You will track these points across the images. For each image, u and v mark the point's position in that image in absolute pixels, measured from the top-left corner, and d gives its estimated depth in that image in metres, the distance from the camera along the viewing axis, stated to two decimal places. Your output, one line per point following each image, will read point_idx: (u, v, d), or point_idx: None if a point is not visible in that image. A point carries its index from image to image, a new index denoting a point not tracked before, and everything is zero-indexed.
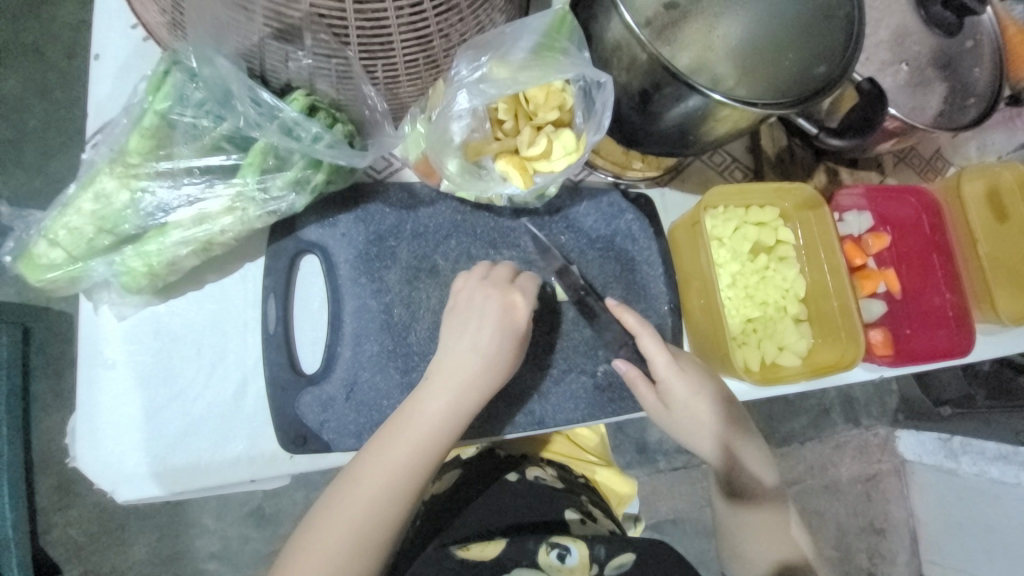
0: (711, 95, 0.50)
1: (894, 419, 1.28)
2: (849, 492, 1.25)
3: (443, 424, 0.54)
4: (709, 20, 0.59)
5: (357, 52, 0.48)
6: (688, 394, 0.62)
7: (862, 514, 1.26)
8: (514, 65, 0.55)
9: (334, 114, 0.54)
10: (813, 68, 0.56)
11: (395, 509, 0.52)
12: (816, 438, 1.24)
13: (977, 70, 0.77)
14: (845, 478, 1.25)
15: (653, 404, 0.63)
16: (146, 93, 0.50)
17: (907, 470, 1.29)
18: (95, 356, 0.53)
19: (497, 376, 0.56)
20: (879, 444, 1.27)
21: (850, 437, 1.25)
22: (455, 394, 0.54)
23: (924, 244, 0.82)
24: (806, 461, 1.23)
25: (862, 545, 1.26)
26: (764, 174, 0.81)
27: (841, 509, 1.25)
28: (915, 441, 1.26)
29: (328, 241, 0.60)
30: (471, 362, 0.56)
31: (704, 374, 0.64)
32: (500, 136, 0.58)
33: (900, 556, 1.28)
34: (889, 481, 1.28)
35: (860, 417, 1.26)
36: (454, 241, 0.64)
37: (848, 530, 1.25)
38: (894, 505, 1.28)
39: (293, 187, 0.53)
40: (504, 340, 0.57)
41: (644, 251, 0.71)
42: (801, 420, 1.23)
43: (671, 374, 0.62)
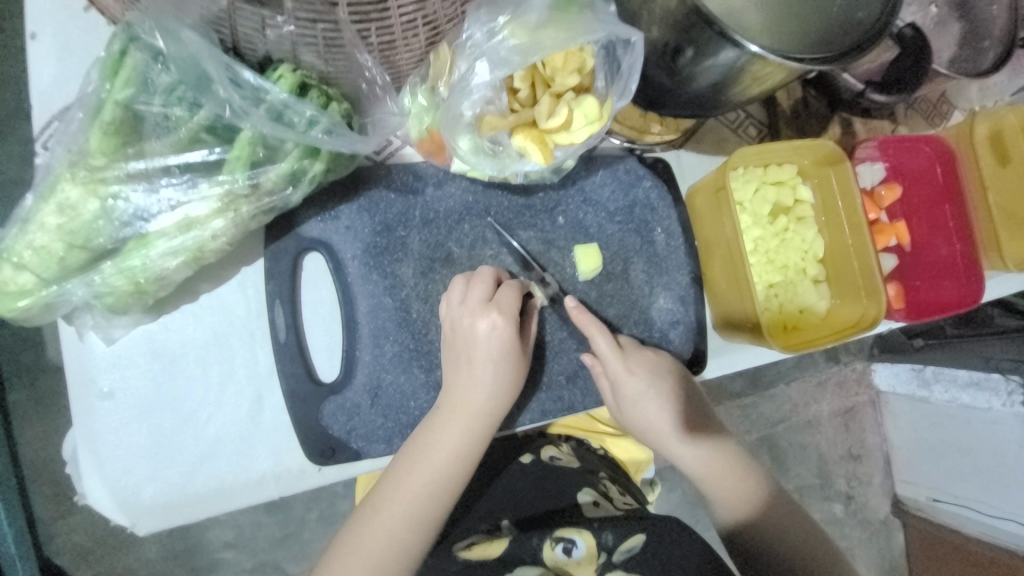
0: (749, 48, 0.44)
1: (870, 353, 1.31)
2: (829, 424, 1.31)
3: (476, 422, 0.52)
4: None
5: (347, 14, 0.41)
6: (638, 390, 0.61)
7: (842, 444, 1.33)
8: (532, 26, 0.49)
9: (327, 91, 0.47)
10: (855, 13, 0.52)
11: (435, 510, 0.51)
12: (801, 377, 1.28)
13: (994, 8, 0.74)
14: (827, 413, 1.31)
15: (610, 399, 0.63)
16: (101, 80, 0.42)
17: (881, 400, 1.34)
18: (88, 387, 0.48)
19: (509, 390, 0.53)
20: (856, 378, 1.32)
21: (830, 374, 1.30)
22: (469, 413, 0.52)
23: (936, 194, 0.81)
24: (791, 401, 1.28)
25: (841, 471, 1.34)
26: (780, 131, 0.77)
27: (824, 441, 1.32)
28: (889, 373, 1.29)
29: (333, 236, 0.54)
30: (497, 358, 0.53)
31: (654, 367, 0.62)
32: (516, 109, 0.52)
33: (875, 478, 1.37)
34: (865, 411, 1.34)
35: (840, 355, 1.30)
36: (467, 225, 0.59)
37: (829, 459, 1.33)
38: (870, 433, 1.35)
39: (290, 180, 0.47)
40: (512, 355, 0.54)
41: (664, 220, 0.68)
42: (788, 360, 1.27)
43: (623, 373, 0.60)
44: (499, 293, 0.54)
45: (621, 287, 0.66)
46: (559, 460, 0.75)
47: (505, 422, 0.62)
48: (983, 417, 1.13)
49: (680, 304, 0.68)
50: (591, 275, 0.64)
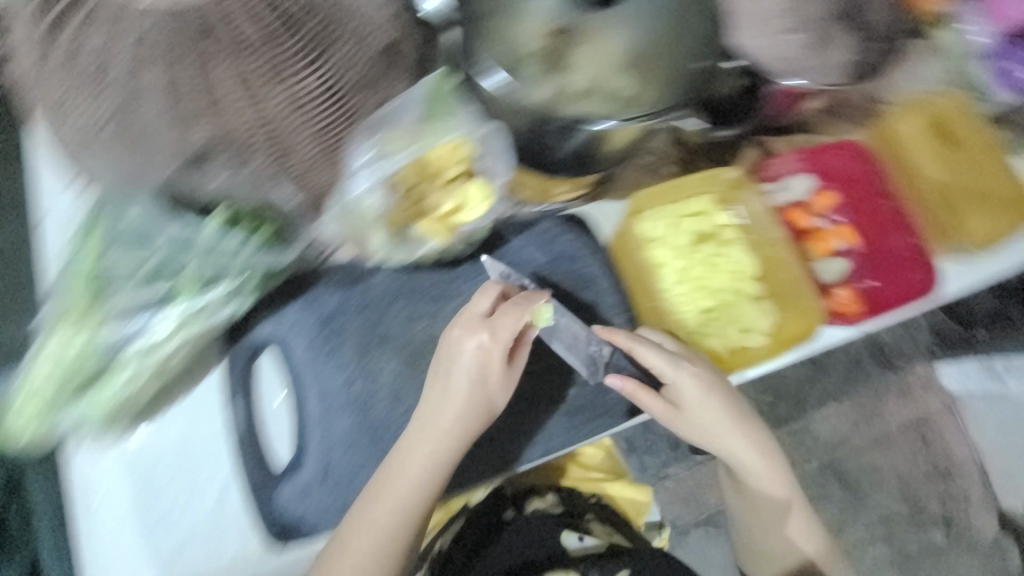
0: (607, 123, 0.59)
1: (930, 352, 1.32)
2: (901, 441, 1.30)
3: (442, 455, 0.59)
4: (596, 35, 0.57)
5: (269, 158, 0.55)
6: (699, 392, 0.69)
7: (923, 460, 1.30)
8: (408, 134, 0.58)
9: (256, 220, 0.58)
10: (693, 60, 0.59)
11: (400, 530, 0.58)
12: (851, 392, 1.33)
13: (875, 13, 0.78)
14: (895, 428, 1.31)
15: (659, 404, 0.69)
16: (81, 248, 0.56)
17: (958, 405, 1.30)
18: (92, 490, 0.59)
19: (477, 410, 0.60)
20: (920, 384, 1.32)
21: (888, 382, 1.32)
22: (433, 444, 0.59)
23: (872, 192, 0.81)
24: (851, 419, 1.32)
25: (930, 492, 1.29)
26: (694, 165, 0.83)
27: (898, 459, 1.31)
28: (955, 372, 1.28)
29: (281, 333, 0.63)
30: (464, 394, 0.59)
31: (710, 372, 0.70)
32: (413, 200, 0.61)
33: (975, 495, 1.28)
34: (942, 420, 1.30)
35: (893, 360, 1.32)
36: (398, 305, 0.67)
37: (912, 480, 1.30)
38: (957, 445, 1.30)
39: (230, 296, 0.58)
40: (485, 382, 0.60)
41: (589, 268, 0.73)
42: (834, 376, 1.32)
43: (682, 382, 0.68)
44: (499, 317, 0.60)
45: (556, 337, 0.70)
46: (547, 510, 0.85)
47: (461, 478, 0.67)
48: None
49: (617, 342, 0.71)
50: None
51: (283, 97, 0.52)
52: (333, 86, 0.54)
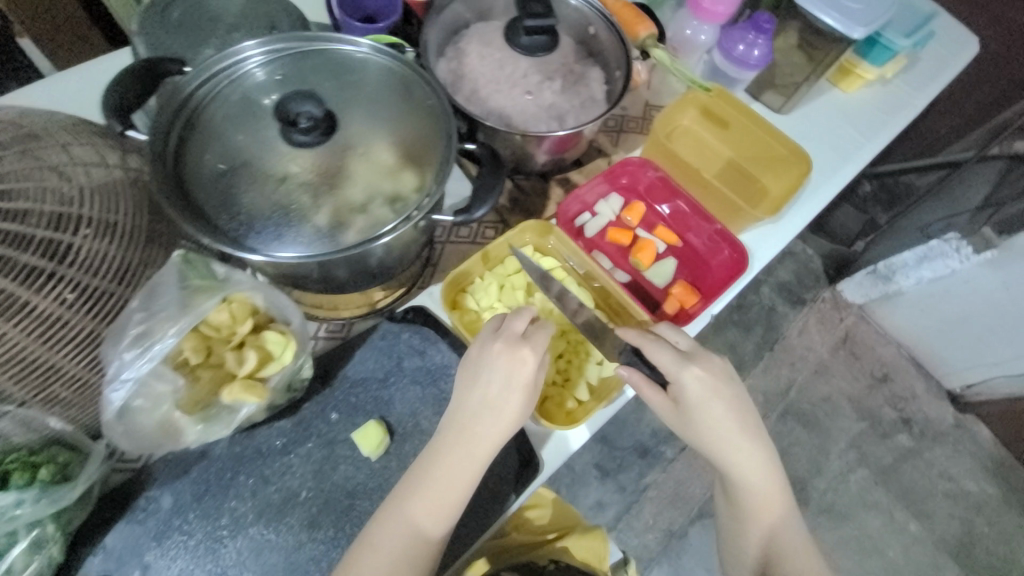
0: (384, 234, 0.61)
1: (830, 277, 1.61)
2: (837, 364, 1.56)
3: (448, 495, 0.59)
4: (362, 147, 0.64)
5: (17, 388, 0.50)
6: (702, 395, 0.68)
7: (862, 374, 1.55)
8: (174, 315, 0.55)
9: (32, 461, 0.53)
10: (439, 147, 0.66)
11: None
12: (783, 335, 1.56)
13: (604, 45, 0.88)
14: (828, 353, 1.56)
15: (660, 402, 0.70)
16: None
17: (868, 311, 1.58)
18: None
19: (521, 411, 0.61)
20: (833, 305, 1.60)
21: (807, 316, 1.59)
22: (438, 492, 0.59)
23: (668, 193, 0.89)
24: (790, 359, 1.55)
25: (881, 400, 1.54)
26: (508, 220, 0.86)
27: (842, 382, 1.54)
28: (856, 284, 1.54)
29: (110, 568, 0.57)
30: (485, 432, 0.60)
31: (719, 373, 0.69)
32: (208, 372, 0.57)
33: (919, 388, 1.56)
34: (863, 330, 1.59)
35: (802, 294, 1.60)
36: (243, 475, 0.62)
37: (860, 396, 1.54)
38: (881, 347, 1.58)
39: (36, 549, 0.53)
40: (527, 389, 0.61)
41: (437, 356, 0.73)
42: (758, 332, 1.56)
43: (682, 383, 0.67)
44: (531, 334, 0.62)
45: (421, 440, 0.68)
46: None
47: None
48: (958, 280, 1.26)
49: None
50: (377, 451, 0.65)
51: (17, 323, 0.48)
52: (86, 296, 0.52)
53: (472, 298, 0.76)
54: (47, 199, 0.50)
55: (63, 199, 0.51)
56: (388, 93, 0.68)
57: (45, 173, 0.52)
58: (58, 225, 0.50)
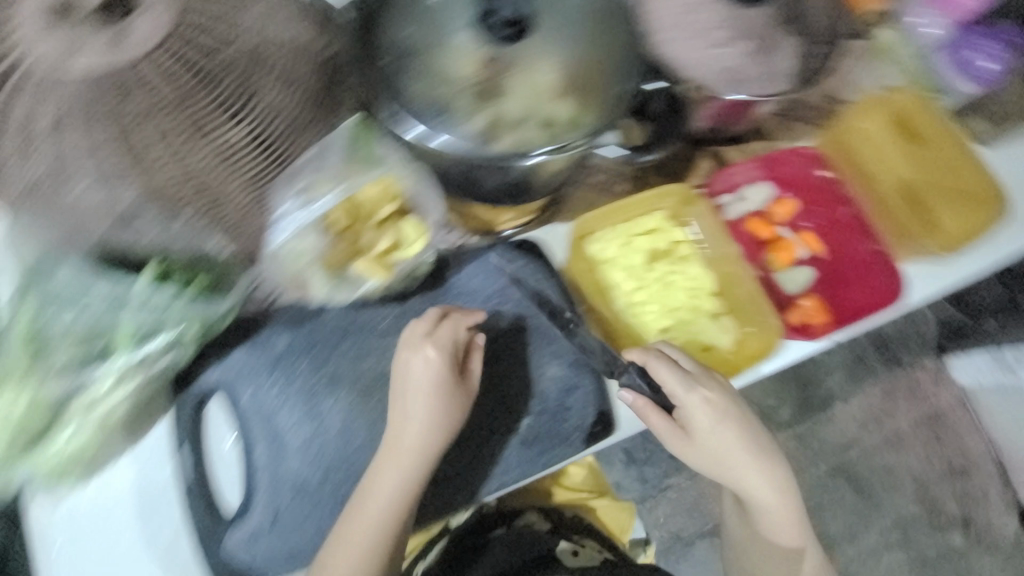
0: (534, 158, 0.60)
1: (939, 346, 1.34)
2: (914, 438, 1.33)
3: (409, 471, 0.59)
4: (525, 65, 0.61)
5: (197, 210, 0.56)
6: (710, 420, 0.66)
7: (937, 460, 1.32)
8: (334, 178, 0.59)
9: (191, 270, 0.58)
10: (613, 88, 0.63)
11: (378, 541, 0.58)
12: (860, 391, 1.34)
13: (817, 19, 0.78)
14: (907, 425, 1.33)
15: (669, 430, 0.67)
16: (11, 312, 0.55)
17: (969, 398, 1.32)
18: (51, 547, 0.59)
19: (446, 415, 0.61)
20: (931, 379, 1.35)
21: (896, 380, 1.35)
22: (404, 458, 0.60)
23: (829, 199, 0.82)
24: (856, 419, 1.33)
25: (948, 493, 1.31)
26: (648, 179, 0.81)
27: (913, 460, 1.32)
28: (970, 366, 1.27)
29: (227, 380, 0.63)
30: (431, 417, 0.60)
31: (725, 392, 0.68)
32: (347, 241, 0.60)
33: (994, 493, 1.31)
34: (955, 415, 1.33)
35: (900, 354, 1.35)
36: (348, 341, 0.67)
37: (928, 480, 1.32)
38: (969, 440, 1.32)
39: (173, 346, 0.58)
40: (431, 390, 0.61)
41: (542, 292, 0.72)
42: (838, 376, 1.34)
43: (693, 405, 0.66)
44: (440, 330, 0.62)
45: (510, 364, 0.69)
46: (530, 524, 0.87)
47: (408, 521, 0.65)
48: None
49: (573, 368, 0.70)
50: None
51: (207, 151, 0.54)
52: (261, 135, 0.58)
53: (594, 246, 0.73)
54: (229, 43, 0.54)
55: (243, 45, 0.55)
56: (579, 7, 0.62)
57: (234, 19, 0.55)
58: (234, 68, 0.55)
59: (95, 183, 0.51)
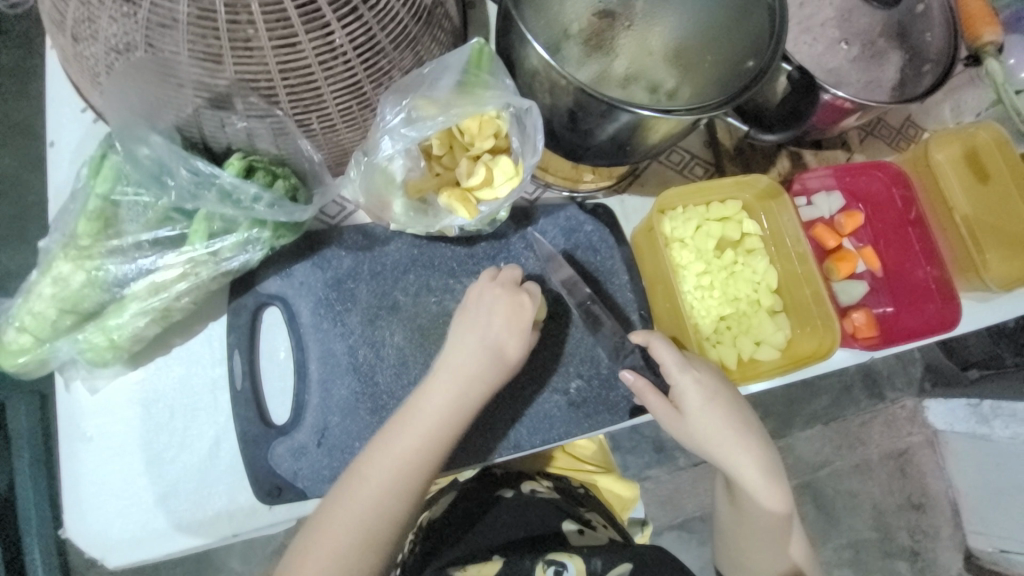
0: (641, 112, 0.51)
1: (921, 388, 1.36)
2: (881, 469, 1.33)
3: (447, 419, 0.54)
4: (642, 25, 0.61)
5: (288, 108, 0.50)
6: (703, 400, 0.62)
7: (899, 491, 1.34)
8: (440, 101, 0.55)
9: (274, 170, 0.55)
10: (744, 62, 0.56)
11: (404, 493, 0.52)
12: (840, 416, 1.32)
13: (929, 34, 0.77)
14: (876, 456, 1.33)
15: (666, 414, 0.63)
16: (88, 177, 0.52)
17: (940, 440, 1.36)
18: (74, 432, 0.56)
19: (498, 356, 0.57)
20: (907, 417, 1.35)
21: (876, 412, 1.33)
22: (446, 407, 0.55)
23: (900, 219, 0.81)
24: (832, 442, 1.31)
25: (901, 523, 1.34)
26: (725, 168, 0.80)
27: (876, 488, 1.33)
28: (943, 409, 1.32)
29: (288, 291, 0.61)
30: (470, 366, 0.56)
31: (721, 380, 0.64)
32: (440, 170, 0.59)
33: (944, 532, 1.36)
34: (923, 453, 1.35)
35: (885, 391, 1.34)
36: (412, 275, 0.65)
37: (886, 509, 1.34)
38: (932, 479, 1.36)
39: (244, 246, 0.55)
40: (482, 343, 0.57)
41: (608, 260, 0.71)
42: (823, 400, 1.32)
43: (687, 384, 0.62)
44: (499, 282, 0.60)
45: (567, 325, 0.69)
46: (539, 492, 0.78)
47: (453, 462, 0.64)
48: None
49: None
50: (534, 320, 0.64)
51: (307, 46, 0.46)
52: (364, 41, 0.49)
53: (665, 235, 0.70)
54: None
55: None
56: None
57: None
58: None
59: (191, 61, 0.45)
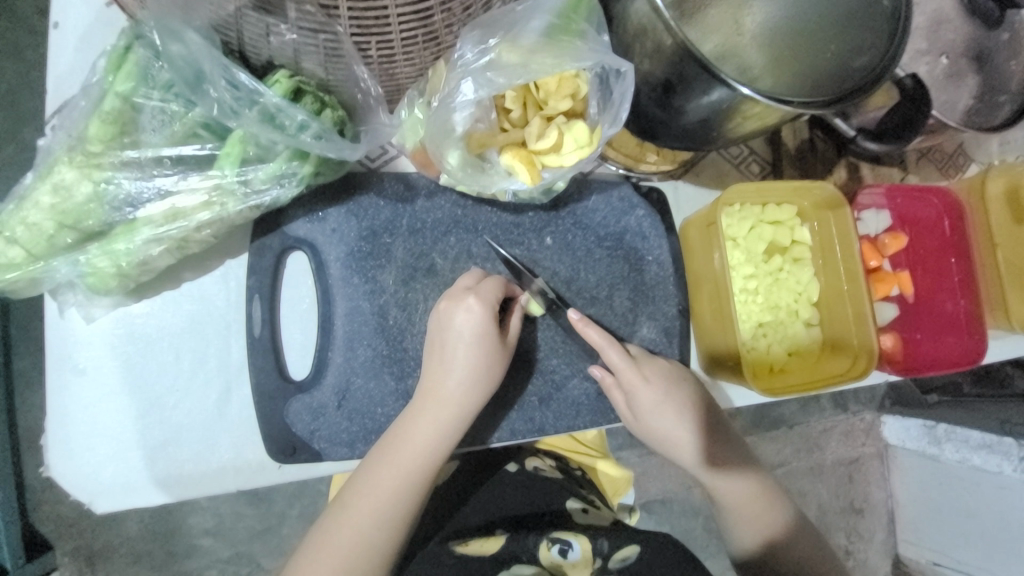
0: (739, 89, 0.44)
1: (880, 404, 1.29)
2: (832, 473, 1.27)
3: (444, 425, 0.52)
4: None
5: (348, 27, 0.42)
6: (653, 400, 0.61)
7: (844, 496, 1.28)
8: (524, 48, 0.49)
9: (322, 97, 0.48)
10: (852, 60, 0.51)
11: (408, 494, 0.52)
12: (806, 421, 1.24)
13: (1014, 63, 0.72)
14: (829, 461, 1.26)
15: (625, 411, 0.63)
16: (106, 72, 0.44)
17: (889, 454, 1.30)
18: (67, 361, 0.50)
19: (486, 377, 0.54)
20: (864, 428, 1.28)
21: (836, 422, 1.26)
22: (443, 403, 0.53)
23: (943, 246, 0.79)
24: (792, 444, 1.24)
25: (842, 525, 1.29)
26: (783, 170, 0.76)
27: (824, 490, 1.27)
28: (899, 427, 1.26)
29: (318, 236, 0.55)
30: (472, 361, 0.53)
31: (667, 376, 0.62)
32: (507, 127, 0.53)
33: (879, 537, 1.32)
34: (871, 464, 1.29)
35: (849, 404, 1.27)
36: (453, 237, 0.60)
37: (829, 510, 1.27)
38: (875, 487, 1.31)
39: (277, 180, 0.48)
40: (480, 342, 0.53)
41: (654, 249, 0.67)
42: (793, 404, 1.23)
43: (638, 383, 0.60)
44: (479, 284, 0.55)
45: (604, 313, 0.66)
46: (542, 470, 0.75)
47: (476, 439, 0.62)
48: (994, 482, 1.10)
49: (664, 335, 0.67)
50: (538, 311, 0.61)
51: None
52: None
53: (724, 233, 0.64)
54: None
55: None
56: None
57: None
58: None
59: None
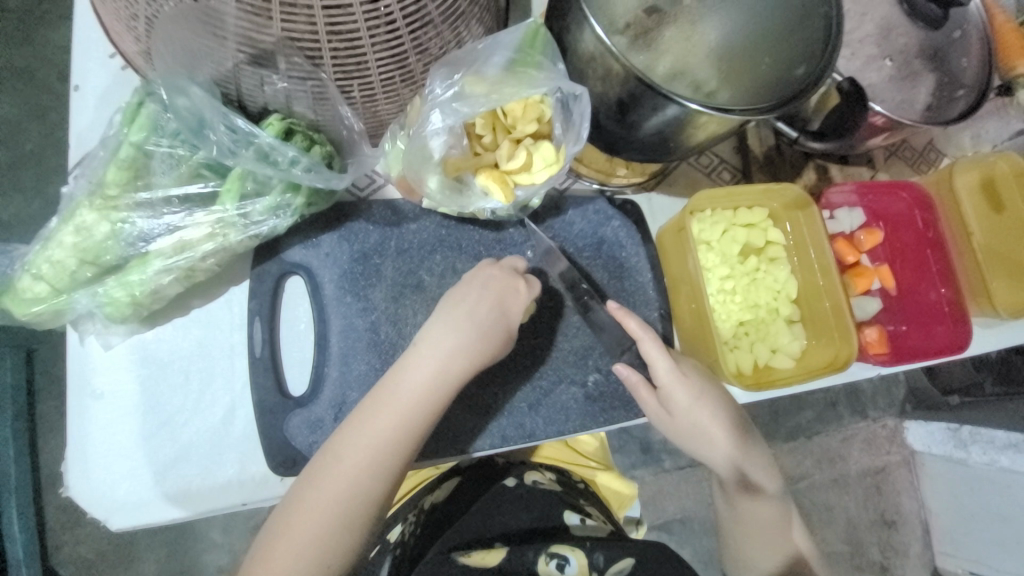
0: (687, 105, 0.49)
1: (901, 409, 1.26)
2: (858, 485, 1.24)
3: (449, 379, 0.55)
4: (688, 20, 0.59)
5: (331, 73, 0.48)
6: (690, 398, 0.62)
7: (873, 507, 1.25)
8: (489, 80, 0.55)
9: (312, 135, 0.53)
10: (794, 69, 0.55)
11: (403, 440, 0.52)
12: (823, 432, 1.22)
13: (965, 60, 0.76)
14: (854, 471, 1.24)
15: (654, 410, 0.64)
16: (121, 125, 0.50)
17: (917, 461, 1.27)
18: (86, 387, 0.54)
19: (493, 340, 0.57)
20: (886, 436, 1.26)
21: (857, 430, 1.24)
22: (450, 354, 0.55)
23: (918, 239, 0.82)
24: (814, 456, 1.22)
25: (873, 539, 1.25)
26: (753, 175, 0.80)
27: (852, 503, 1.24)
28: (923, 431, 1.23)
29: (313, 261, 0.60)
30: (478, 323, 0.56)
31: (706, 380, 0.64)
32: (479, 151, 0.58)
33: (913, 549, 1.27)
34: (898, 473, 1.26)
35: (867, 409, 1.25)
36: (439, 255, 0.64)
37: (859, 524, 1.24)
38: (906, 498, 1.27)
39: (273, 212, 0.53)
40: (486, 305, 0.57)
41: (632, 257, 0.71)
42: (806, 414, 1.22)
43: (675, 381, 0.62)
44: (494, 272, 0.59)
45: None
46: (541, 484, 0.77)
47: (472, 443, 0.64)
48: None
49: None
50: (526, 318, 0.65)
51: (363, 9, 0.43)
52: (415, 10, 0.45)
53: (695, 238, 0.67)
54: None
55: None
56: None
57: None
58: None
59: (239, 14, 0.42)
